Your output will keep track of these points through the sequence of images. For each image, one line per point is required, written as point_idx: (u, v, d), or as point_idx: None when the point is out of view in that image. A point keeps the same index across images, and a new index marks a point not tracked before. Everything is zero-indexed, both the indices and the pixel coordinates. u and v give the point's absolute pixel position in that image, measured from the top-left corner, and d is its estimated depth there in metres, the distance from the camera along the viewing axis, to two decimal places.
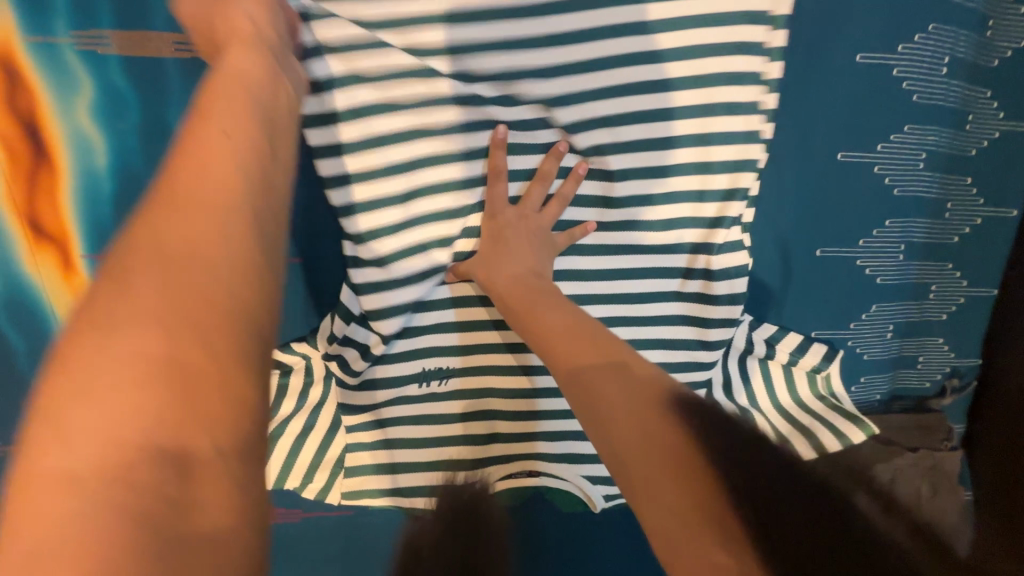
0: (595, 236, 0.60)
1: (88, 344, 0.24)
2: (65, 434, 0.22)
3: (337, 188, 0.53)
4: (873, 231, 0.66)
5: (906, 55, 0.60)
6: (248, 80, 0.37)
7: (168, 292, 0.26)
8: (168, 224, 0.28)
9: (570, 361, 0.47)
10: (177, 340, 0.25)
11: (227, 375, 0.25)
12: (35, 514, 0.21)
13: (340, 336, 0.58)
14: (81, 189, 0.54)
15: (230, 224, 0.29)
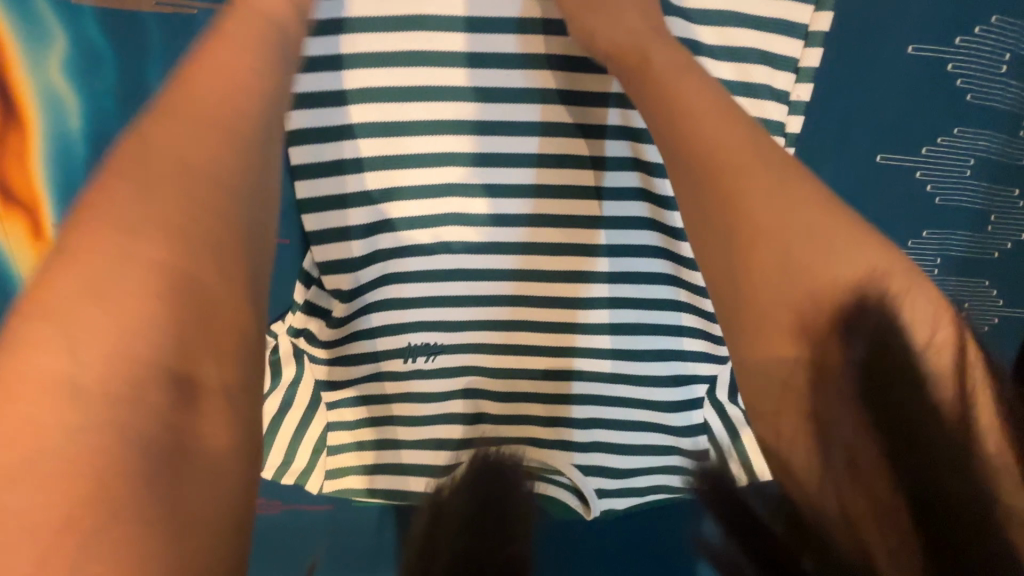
0: (599, 206, 0.54)
1: (96, 253, 0.26)
2: (67, 340, 0.25)
3: (302, 143, 0.51)
4: (908, 242, 0.60)
5: (964, 49, 0.54)
6: (257, 29, 0.38)
7: (175, 203, 0.28)
8: (172, 135, 0.30)
9: (703, 144, 0.38)
10: (183, 254, 0.28)
11: (230, 295, 0.28)
12: (31, 412, 0.23)
13: (304, 303, 0.56)
14: (52, 150, 0.50)
15: (229, 144, 0.31)
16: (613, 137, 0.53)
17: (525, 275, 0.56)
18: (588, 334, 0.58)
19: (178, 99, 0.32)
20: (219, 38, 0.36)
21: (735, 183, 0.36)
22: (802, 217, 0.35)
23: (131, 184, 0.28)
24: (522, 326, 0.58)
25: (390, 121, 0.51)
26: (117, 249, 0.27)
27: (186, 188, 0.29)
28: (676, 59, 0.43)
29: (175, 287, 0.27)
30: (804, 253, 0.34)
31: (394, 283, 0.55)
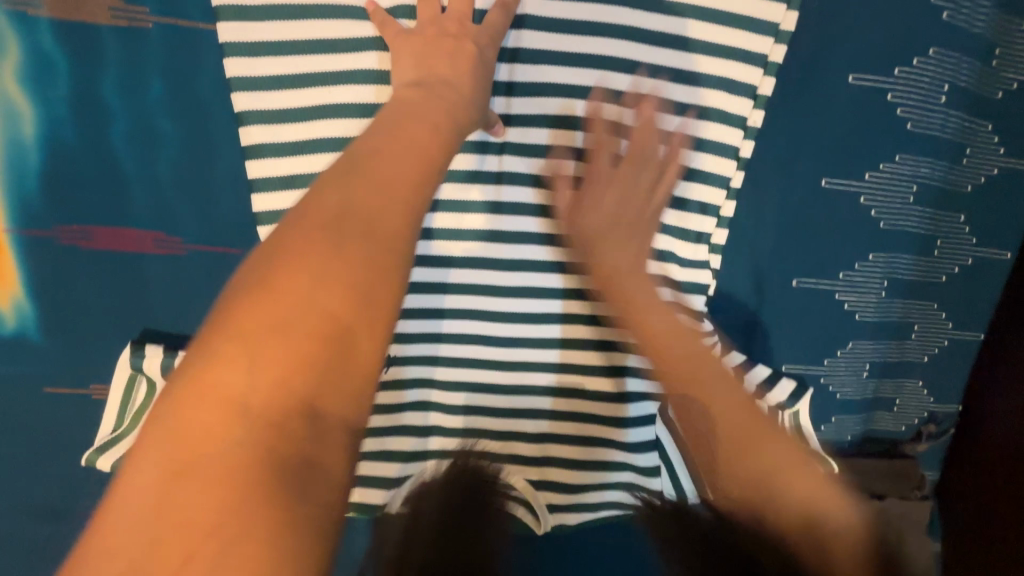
0: (549, 224, 0.55)
1: (276, 286, 0.31)
2: (245, 361, 0.29)
3: (263, 156, 0.50)
4: (854, 264, 0.61)
5: (903, 78, 0.55)
6: (415, 100, 0.44)
7: (345, 254, 0.33)
8: (360, 190, 0.35)
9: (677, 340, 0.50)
10: (347, 307, 0.32)
11: (371, 347, 0.32)
12: (208, 412, 0.28)
13: None
14: (7, 159, 0.51)
15: (393, 208, 0.36)
16: (558, 159, 0.54)
17: (484, 294, 0.57)
18: (538, 345, 0.58)
19: (371, 155, 0.37)
20: (406, 110, 0.43)
21: (701, 388, 0.48)
22: (738, 417, 0.46)
23: (326, 236, 0.33)
24: (481, 344, 0.58)
25: (337, 141, 0.51)
26: (288, 282, 0.31)
27: (352, 238, 0.33)
28: (641, 285, 0.52)
29: (332, 337, 0.31)
30: (750, 444, 0.45)
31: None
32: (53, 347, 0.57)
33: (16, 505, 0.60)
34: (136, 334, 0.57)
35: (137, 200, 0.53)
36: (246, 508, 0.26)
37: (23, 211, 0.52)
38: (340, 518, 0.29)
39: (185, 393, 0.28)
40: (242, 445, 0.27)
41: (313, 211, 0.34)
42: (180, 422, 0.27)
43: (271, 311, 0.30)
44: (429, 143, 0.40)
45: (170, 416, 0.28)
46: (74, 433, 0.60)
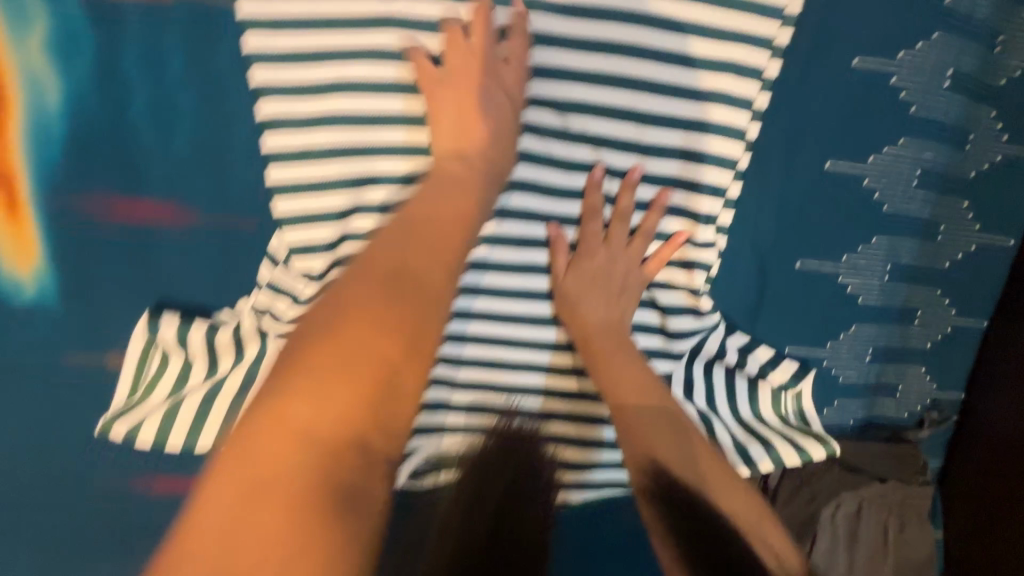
0: (557, 203, 0.57)
1: (340, 334, 0.36)
2: (310, 397, 0.33)
3: (278, 130, 0.52)
4: (857, 247, 0.62)
5: (906, 62, 0.56)
6: (452, 165, 0.51)
7: (395, 311, 0.37)
8: (410, 258, 0.41)
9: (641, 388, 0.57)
10: (395, 355, 0.36)
11: (412, 391, 0.36)
12: (278, 439, 0.32)
13: (267, 282, 0.57)
14: (31, 129, 0.53)
15: (436, 273, 0.41)
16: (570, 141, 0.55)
17: (491, 270, 0.58)
18: (542, 321, 0.60)
19: (418, 227, 0.44)
20: (443, 178, 0.50)
21: (661, 436, 0.56)
22: (683, 470, 0.55)
23: (380, 295, 0.38)
24: (488, 321, 0.59)
25: (350, 117, 0.52)
26: (348, 333, 0.36)
27: (402, 297, 0.38)
28: (616, 345, 0.58)
29: (383, 378, 0.35)
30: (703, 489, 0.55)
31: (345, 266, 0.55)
32: (70, 316, 0.59)
33: (34, 470, 0.62)
34: (151, 305, 0.59)
35: (154, 172, 0.55)
36: (302, 521, 0.30)
37: (47, 181, 0.54)
38: (377, 539, 0.33)
39: (258, 422, 0.33)
40: (308, 467, 0.32)
41: (371, 273, 0.40)
42: (255, 447, 0.32)
43: (344, 352, 0.35)
44: (462, 215, 0.47)
45: (247, 440, 0.32)
46: (90, 402, 0.61)
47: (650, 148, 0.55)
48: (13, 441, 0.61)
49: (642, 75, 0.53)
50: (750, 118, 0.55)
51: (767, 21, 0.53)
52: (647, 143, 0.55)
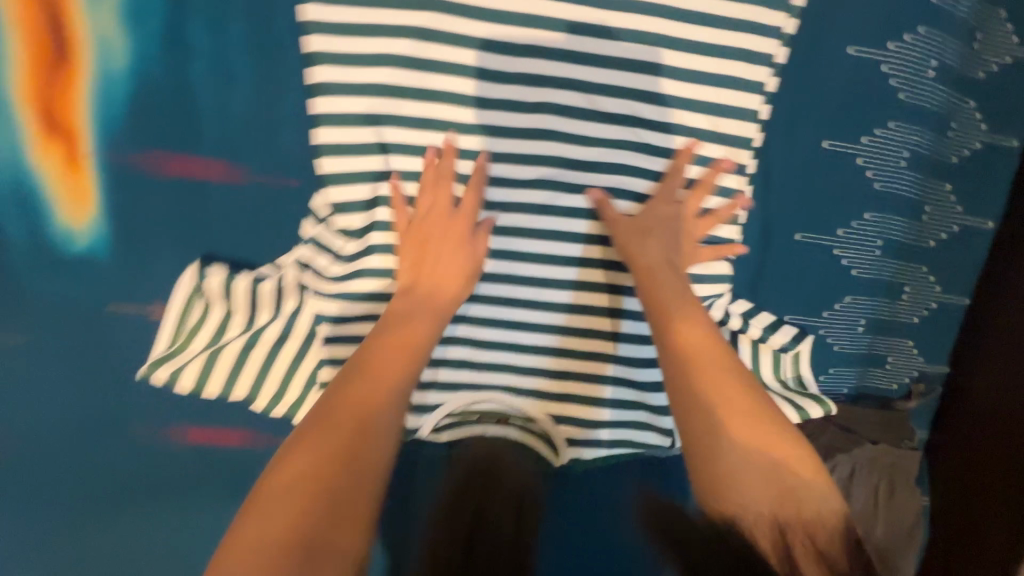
0: (576, 175, 0.61)
1: (299, 455, 0.46)
2: (268, 506, 0.43)
3: (329, 95, 0.57)
4: (851, 222, 0.68)
5: (895, 52, 0.62)
6: (430, 236, 0.59)
7: (342, 431, 0.47)
8: (362, 386, 0.50)
9: (690, 319, 0.56)
10: (343, 468, 0.45)
11: (354, 495, 0.44)
12: (242, 544, 0.41)
13: (308, 237, 0.61)
14: (99, 88, 0.57)
15: (379, 398, 0.50)
16: (591, 120, 0.60)
17: (512, 235, 0.63)
18: (564, 286, 0.65)
19: (374, 355, 0.53)
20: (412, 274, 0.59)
21: (709, 369, 0.53)
22: (732, 408, 0.52)
23: (331, 423, 0.47)
24: (512, 285, 0.64)
25: (394, 84, 0.57)
26: (306, 454, 0.45)
27: (351, 425, 0.47)
28: (670, 282, 0.59)
29: (325, 492, 0.43)
30: (751, 436, 0.50)
31: (379, 229, 0.61)
32: (120, 267, 0.62)
33: (76, 415, 0.65)
34: (197, 258, 0.62)
35: (208, 131, 0.59)
36: None
37: (111, 137, 0.59)
38: None
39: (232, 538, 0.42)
40: (265, 561, 0.40)
41: (329, 401, 0.50)
42: (232, 552, 0.40)
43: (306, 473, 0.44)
44: (417, 341, 0.55)
45: (231, 544, 0.41)
46: (135, 350, 0.64)
47: (667, 125, 0.61)
48: (56, 385, 0.64)
49: (659, 59, 0.59)
50: (762, 100, 0.62)
51: (772, 12, 0.59)
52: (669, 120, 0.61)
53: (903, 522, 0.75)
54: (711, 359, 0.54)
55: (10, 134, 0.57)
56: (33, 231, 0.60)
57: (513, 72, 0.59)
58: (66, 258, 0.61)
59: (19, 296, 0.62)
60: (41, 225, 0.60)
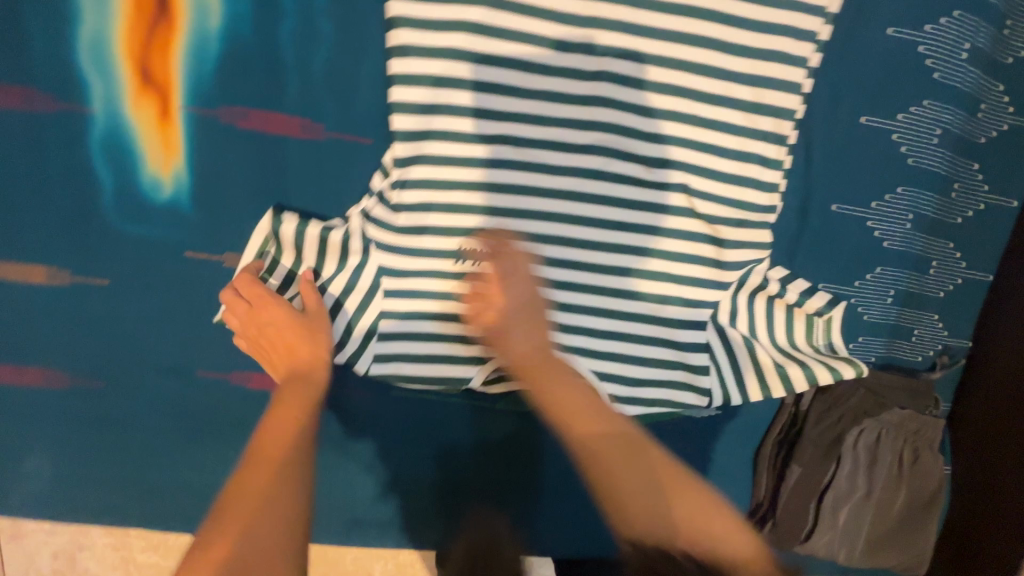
0: (625, 144, 0.68)
1: (229, 495, 0.51)
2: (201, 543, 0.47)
3: (408, 57, 0.61)
4: (885, 195, 0.71)
5: (932, 34, 0.66)
6: (272, 332, 0.64)
7: (271, 458, 0.54)
8: (278, 428, 0.58)
9: (558, 387, 0.65)
10: (271, 486, 0.51)
11: (279, 506, 0.50)
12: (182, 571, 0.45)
13: (377, 190, 0.66)
14: (192, 45, 0.61)
15: (295, 431, 0.57)
16: (647, 91, 0.66)
17: (564, 199, 0.67)
18: (612, 249, 0.69)
19: (286, 407, 0.60)
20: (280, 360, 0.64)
21: (580, 418, 0.62)
22: (616, 446, 0.60)
23: (255, 461, 0.54)
24: (562, 246, 0.68)
25: (466, 49, 0.62)
26: (237, 490, 0.51)
27: (274, 458, 0.54)
28: (548, 366, 0.66)
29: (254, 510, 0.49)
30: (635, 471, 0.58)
31: (438, 187, 0.65)
32: (199, 216, 0.66)
33: (153, 355, 0.70)
34: (270, 207, 0.66)
35: (290, 89, 0.63)
36: None
37: (198, 91, 0.63)
38: None
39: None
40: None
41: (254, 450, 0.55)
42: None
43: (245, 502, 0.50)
44: (313, 393, 0.62)
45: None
46: (208, 296, 0.68)
47: (717, 97, 0.67)
48: (135, 328, 0.69)
49: (709, 35, 0.65)
50: (806, 74, 0.66)
51: None
52: (715, 93, 0.67)
53: (926, 488, 0.78)
54: (585, 412, 0.63)
55: (111, 86, 0.62)
56: (123, 178, 0.65)
57: (576, 43, 0.64)
58: (151, 206, 0.66)
59: (105, 240, 0.66)
60: (131, 173, 0.65)
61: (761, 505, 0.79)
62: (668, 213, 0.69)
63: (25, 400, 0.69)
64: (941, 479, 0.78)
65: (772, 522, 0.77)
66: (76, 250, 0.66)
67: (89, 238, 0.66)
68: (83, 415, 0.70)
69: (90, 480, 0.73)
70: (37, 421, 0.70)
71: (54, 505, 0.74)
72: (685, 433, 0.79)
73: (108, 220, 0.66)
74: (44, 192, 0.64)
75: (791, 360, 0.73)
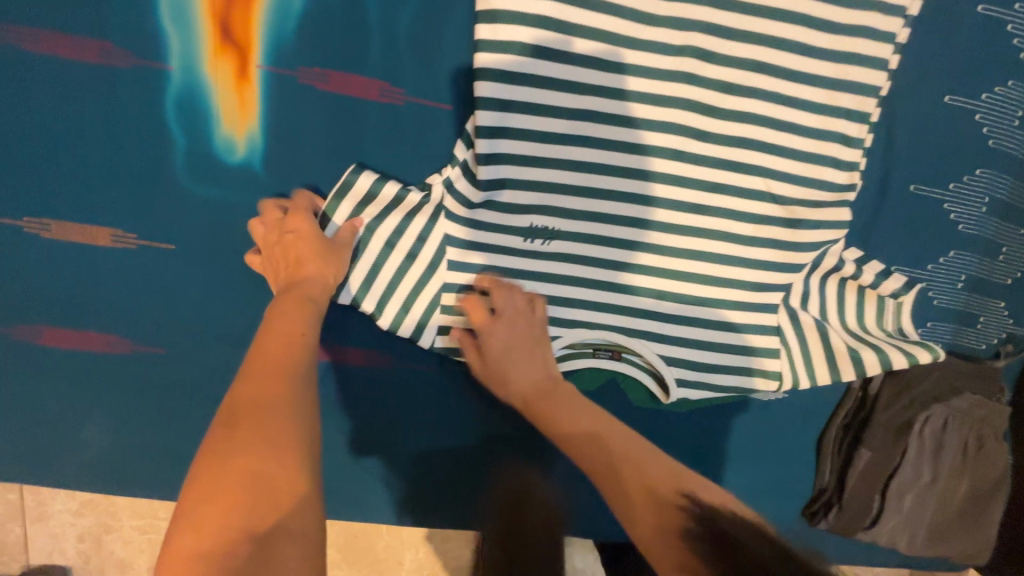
0: (705, 120, 0.66)
1: (230, 404, 0.44)
2: (212, 458, 0.40)
3: (498, 20, 0.60)
4: (964, 176, 0.71)
5: (1020, 13, 0.66)
6: (298, 238, 0.61)
7: (275, 368, 0.48)
8: (271, 338, 0.52)
9: (545, 404, 0.66)
10: (276, 392, 0.45)
11: (292, 409, 0.44)
12: (199, 487, 0.38)
13: (461, 161, 0.65)
14: (275, 3, 0.60)
15: (294, 341, 0.52)
16: (732, 65, 0.65)
17: (642, 172, 0.66)
18: (685, 228, 0.68)
19: (277, 322, 0.54)
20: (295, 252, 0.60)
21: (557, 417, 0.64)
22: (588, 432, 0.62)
23: (253, 369, 0.47)
24: (636, 223, 0.67)
25: (557, 16, 0.61)
26: (241, 398, 0.44)
27: (277, 365, 0.48)
28: (551, 398, 0.66)
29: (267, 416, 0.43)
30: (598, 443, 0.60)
31: (519, 158, 0.63)
32: (269, 181, 0.65)
33: (212, 325, 0.68)
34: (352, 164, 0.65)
35: (373, 54, 0.63)
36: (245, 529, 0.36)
37: (279, 51, 0.61)
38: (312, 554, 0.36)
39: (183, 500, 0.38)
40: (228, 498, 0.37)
41: (252, 360, 0.49)
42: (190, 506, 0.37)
43: (246, 433, 0.41)
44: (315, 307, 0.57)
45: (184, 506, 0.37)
46: None
47: (803, 73, 0.66)
48: (196, 296, 0.67)
49: (797, 8, 0.64)
50: (893, 50, 0.66)
51: None
52: (800, 68, 0.65)
53: (989, 477, 0.78)
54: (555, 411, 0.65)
55: (189, 44, 0.60)
56: (197, 140, 0.63)
57: (663, 14, 0.64)
58: (221, 169, 0.64)
59: (173, 203, 0.65)
60: (204, 135, 0.63)
61: (825, 491, 0.79)
62: (744, 191, 0.68)
63: (82, 366, 0.68)
64: (1005, 469, 0.78)
65: (838, 507, 0.77)
66: (141, 212, 0.65)
67: (156, 200, 0.64)
68: (140, 383, 0.69)
69: (141, 451, 0.71)
70: (92, 388, 0.69)
71: (101, 476, 0.72)
72: (744, 417, 0.78)
73: (177, 181, 0.64)
74: (115, 152, 0.63)
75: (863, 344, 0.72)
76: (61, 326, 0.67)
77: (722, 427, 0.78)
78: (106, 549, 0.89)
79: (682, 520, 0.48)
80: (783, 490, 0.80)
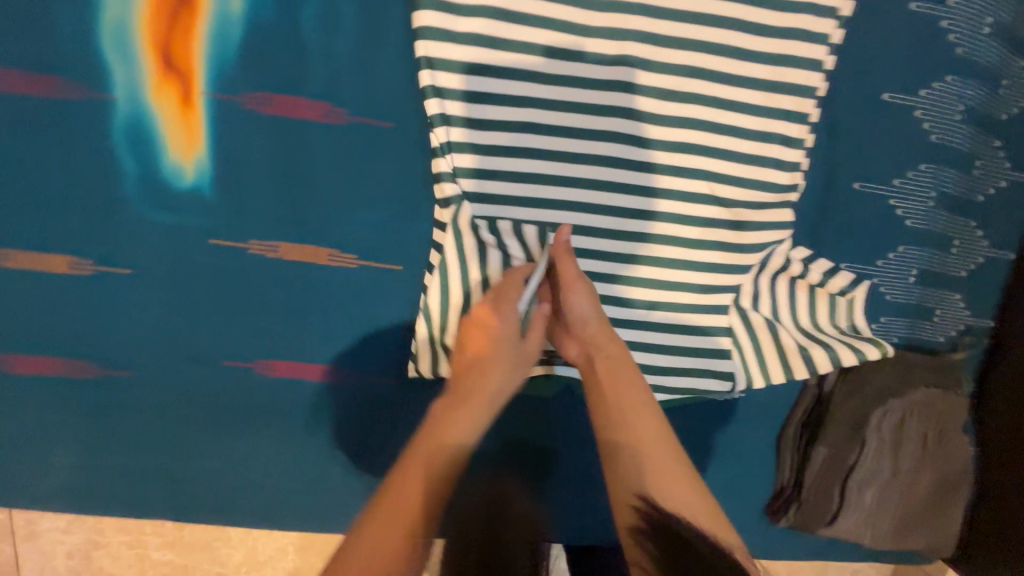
0: (647, 128, 0.67)
1: (417, 454, 0.51)
2: (385, 508, 0.47)
3: (431, 40, 0.62)
4: (908, 172, 0.71)
5: (954, 9, 0.67)
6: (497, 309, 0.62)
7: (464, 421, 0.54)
8: (462, 383, 0.58)
9: (609, 366, 0.60)
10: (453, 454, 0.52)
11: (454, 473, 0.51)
12: (363, 536, 0.45)
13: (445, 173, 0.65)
14: (214, 31, 0.62)
15: (487, 400, 0.57)
16: (669, 71, 0.66)
17: (585, 181, 0.67)
18: (633, 234, 0.69)
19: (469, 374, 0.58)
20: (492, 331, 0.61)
21: (625, 387, 0.58)
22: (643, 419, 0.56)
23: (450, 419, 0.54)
24: (581, 232, 0.68)
25: (490, 33, 0.62)
26: (424, 454, 0.51)
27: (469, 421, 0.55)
28: (621, 371, 0.60)
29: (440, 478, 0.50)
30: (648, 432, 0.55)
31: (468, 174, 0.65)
32: (219, 204, 0.66)
33: (175, 345, 0.70)
34: (299, 184, 0.67)
35: (313, 76, 0.64)
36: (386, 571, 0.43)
37: (220, 78, 0.63)
38: None
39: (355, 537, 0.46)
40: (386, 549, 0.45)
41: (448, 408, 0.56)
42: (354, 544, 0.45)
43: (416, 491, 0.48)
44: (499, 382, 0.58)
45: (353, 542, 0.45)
46: (229, 284, 0.68)
47: (739, 77, 0.66)
48: (158, 317, 0.69)
49: (730, 14, 0.65)
50: (828, 51, 0.67)
51: None
52: (736, 73, 0.66)
53: (949, 470, 0.78)
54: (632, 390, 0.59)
55: (131, 73, 0.62)
56: (146, 166, 0.65)
57: (597, 25, 0.64)
58: (172, 194, 0.66)
59: (129, 229, 0.66)
60: (153, 161, 0.65)
61: (785, 488, 0.79)
62: (688, 195, 0.69)
63: (53, 389, 0.70)
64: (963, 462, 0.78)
65: (798, 504, 0.78)
66: (98, 238, 0.66)
67: (111, 226, 0.66)
68: (110, 403, 0.71)
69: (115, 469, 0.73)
70: (65, 410, 0.71)
71: (79, 495, 0.74)
72: (705, 418, 0.79)
73: (131, 207, 0.66)
74: (71, 181, 0.65)
75: (812, 343, 0.73)
76: (30, 351, 0.69)
77: (685, 429, 0.79)
78: (95, 566, 0.91)
79: (633, 520, 0.50)
80: (748, 489, 0.81)
